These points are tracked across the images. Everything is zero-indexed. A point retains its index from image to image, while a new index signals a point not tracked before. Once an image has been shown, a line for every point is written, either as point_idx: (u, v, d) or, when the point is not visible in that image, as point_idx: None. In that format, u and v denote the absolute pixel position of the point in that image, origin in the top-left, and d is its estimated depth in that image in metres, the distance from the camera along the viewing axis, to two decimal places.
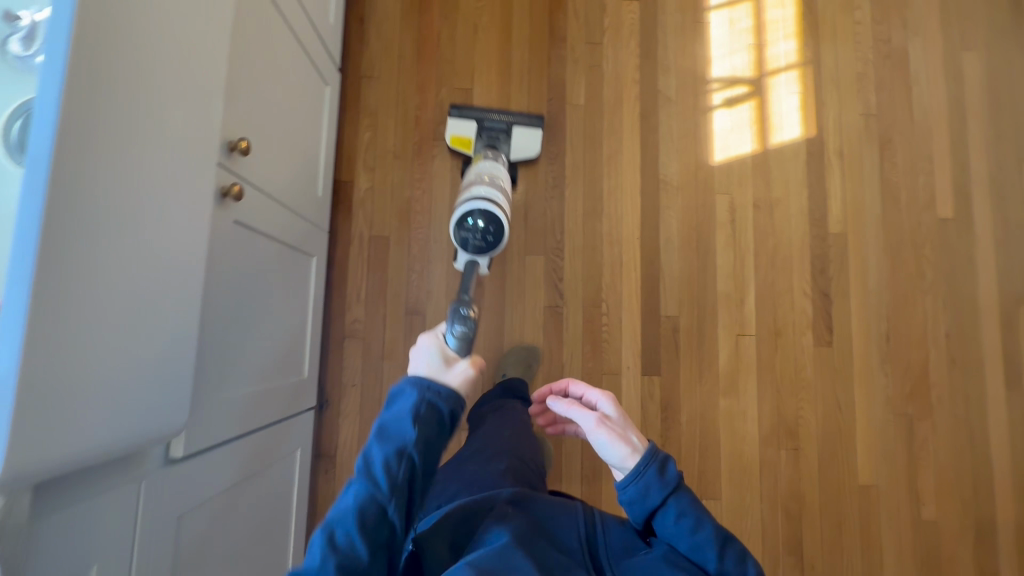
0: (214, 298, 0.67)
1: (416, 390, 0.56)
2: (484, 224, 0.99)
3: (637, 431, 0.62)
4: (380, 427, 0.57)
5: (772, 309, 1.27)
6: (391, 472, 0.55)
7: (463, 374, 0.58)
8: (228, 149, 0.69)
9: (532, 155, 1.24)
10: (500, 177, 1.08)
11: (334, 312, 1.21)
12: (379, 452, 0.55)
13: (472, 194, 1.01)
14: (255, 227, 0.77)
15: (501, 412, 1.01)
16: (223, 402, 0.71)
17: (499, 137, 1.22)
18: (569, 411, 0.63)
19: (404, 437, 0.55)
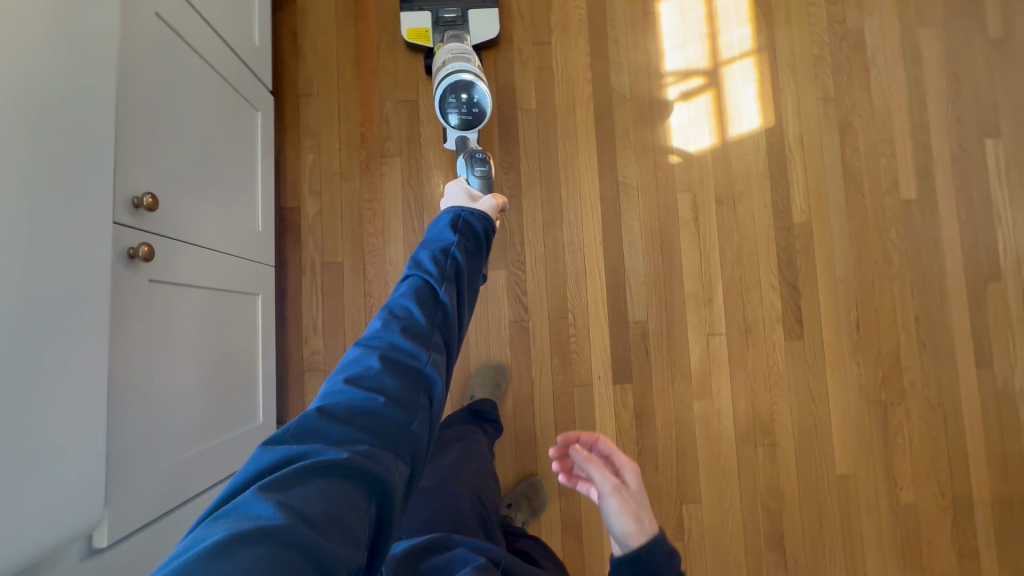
0: (131, 370, 0.63)
1: (452, 212, 0.68)
2: (467, 97, 1.01)
3: (650, 514, 0.61)
4: (425, 241, 0.65)
5: (741, 306, 1.24)
6: (439, 262, 0.61)
7: (489, 203, 0.74)
8: (133, 207, 0.64)
9: (492, 35, 1.21)
10: (469, 52, 1.06)
11: (291, 345, 1.17)
12: (427, 252, 0.62)
13: (446, 67, 1.02)
14: (176, 281, 0.73)
15: (465, 443, 0.99)
16: (157, 474, 0.67)
17: (456, 22, 1.19)
18: (588, 469, 0.60)
19: (445, 240, 0.64)
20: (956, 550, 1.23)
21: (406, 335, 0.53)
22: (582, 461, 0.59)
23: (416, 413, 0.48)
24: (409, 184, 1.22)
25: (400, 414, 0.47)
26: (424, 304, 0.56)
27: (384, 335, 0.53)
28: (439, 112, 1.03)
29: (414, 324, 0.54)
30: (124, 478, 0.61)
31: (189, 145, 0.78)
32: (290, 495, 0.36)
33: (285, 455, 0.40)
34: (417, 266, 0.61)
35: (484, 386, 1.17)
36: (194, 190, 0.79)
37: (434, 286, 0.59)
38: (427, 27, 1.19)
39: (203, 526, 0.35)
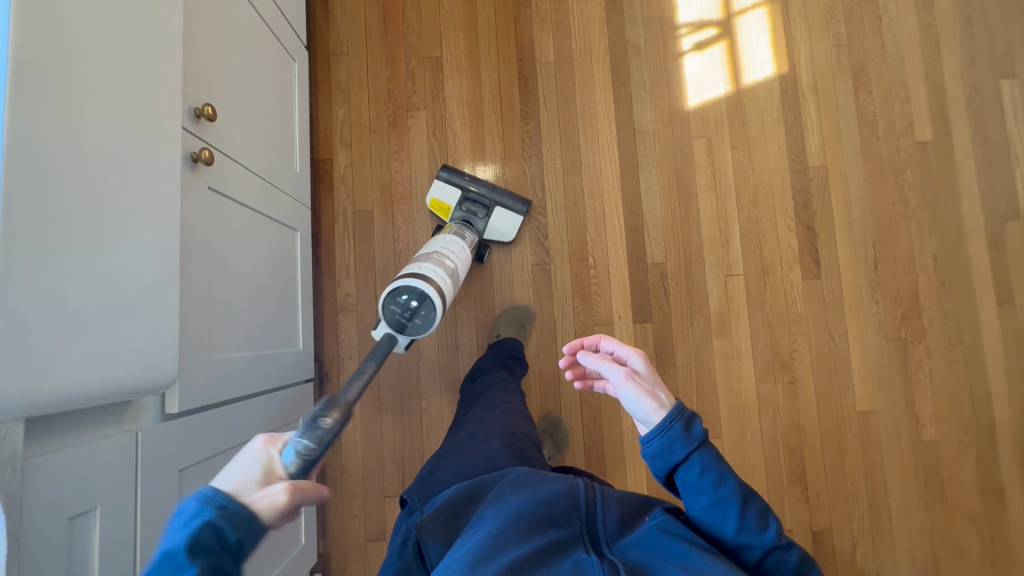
0: (195, 262, 0.69)
1: (202, 511, 0.39)
2: (412, 301, 0.84)
3: (665, 389, 0.64)
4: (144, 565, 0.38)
5: (758, 247, 1.27)
6: None
7: (273, 498, 0.40)
8: (195, 117, 0.71)
9: (506, 238, 1.22)
10: (445, 258, 0.98)
11: (325, 288, 1.23)
12: None
13: (412, 270, 0.90)
14: (230, 195, 0.79)
15: (490, 394, 0.99)
16: (215, 365, 0.73)
17: (477, 211, 1.19)
18: (599, 368, 0.63)
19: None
20: (980, 485, 1.23)
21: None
22: (590, 357, 0.61)
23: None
24: (434, 135, 1.28)
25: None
26: None
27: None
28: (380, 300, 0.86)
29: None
30: (189, 357, 0.67)
31: (238, 77, 0.85)
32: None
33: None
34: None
35: (509, 326, 1.22)
36: (242, 118, 0.85)
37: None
38: (452, 204, 1.19)
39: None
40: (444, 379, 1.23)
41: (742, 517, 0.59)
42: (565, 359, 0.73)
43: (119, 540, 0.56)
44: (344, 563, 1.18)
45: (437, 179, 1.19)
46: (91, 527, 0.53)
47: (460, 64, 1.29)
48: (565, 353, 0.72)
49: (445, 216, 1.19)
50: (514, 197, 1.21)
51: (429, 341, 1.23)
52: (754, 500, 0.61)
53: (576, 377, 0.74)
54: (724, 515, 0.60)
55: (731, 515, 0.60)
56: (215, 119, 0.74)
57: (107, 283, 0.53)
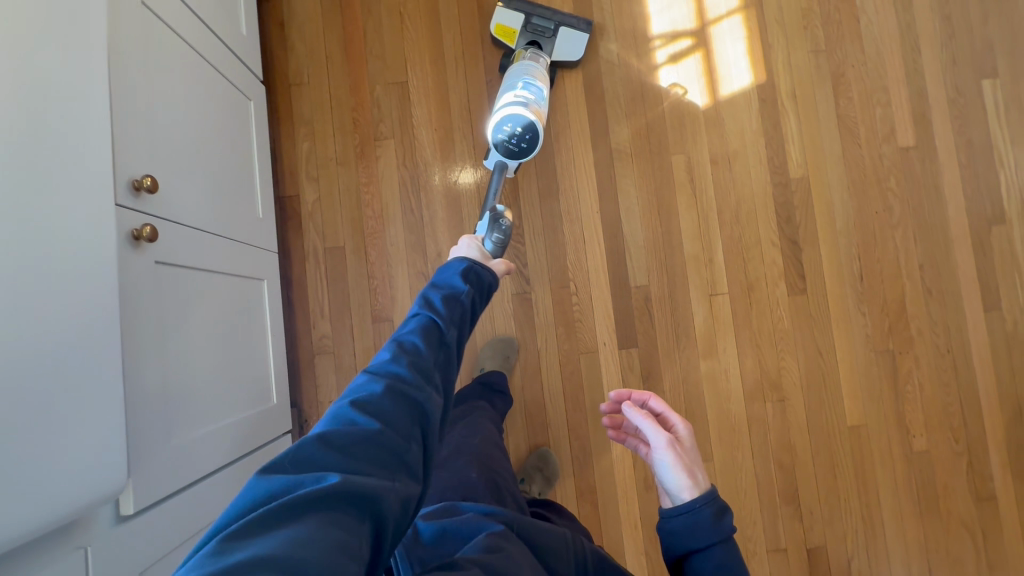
0: (141, 344, 0.65)
1: (465, 261, 0.67)
2: (518, 130, 0.94)
3: (700, 471, 0.71)
4: (432, 284, 0.65)
5: (742, 264, 1.25)
6: (448, 303, 0.61)
7: (500, 267, 0.74)
8: (134, 189, 0.66)
9: (573, 59, 1.22)
10: (533, 78, 1.02)
11: (300, 331, 1.19)
12: (435, 293, 0.62)
13: (507, 96, 0.96)
14: (180, 263, 0.74)
15: (469, 418, 0.99)
16: (175, 449, 0.69)
17: (545, 33, 1.18)
18: (645, 426, 0.73)
19: (454, 286, 0.64)
20: (973, 494, 1.23)
21: (411, 370, 0.52)
22: (641, 417, 0.70)
23: (412, 443, 0.47)
24: (404, 165, 1.23)
25: (395, 444, 0.46)
26: (431, 342, 0.56)
27: (392, 365, 0.52)
28: (490, 134, 0.98)
29: (418, 355, 0.54)
30: (144, 449, 0.63)
31: (184, 133, 0.80)
32: (256, 548, 0.34)
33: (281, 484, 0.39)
34: (427, 302, 0.61)
35: (493, 359, 1.19)
36: (191, 175, 0.80)
37: (438, 321, 0.59)
38: (517, 28, 1.18)
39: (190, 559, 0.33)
40: None
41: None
42: (611, 406, 0.84)
43: None
44: None
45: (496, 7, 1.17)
46: None
47: (427, 88, 1.24)
48: (612, 400, 0.84)
49: (511, 42, 1.19)
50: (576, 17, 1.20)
51: None
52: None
53: (614, 427, 0.86)
54: None
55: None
56: (158, 188, 0.70)
57: (37, 402, 0.49)
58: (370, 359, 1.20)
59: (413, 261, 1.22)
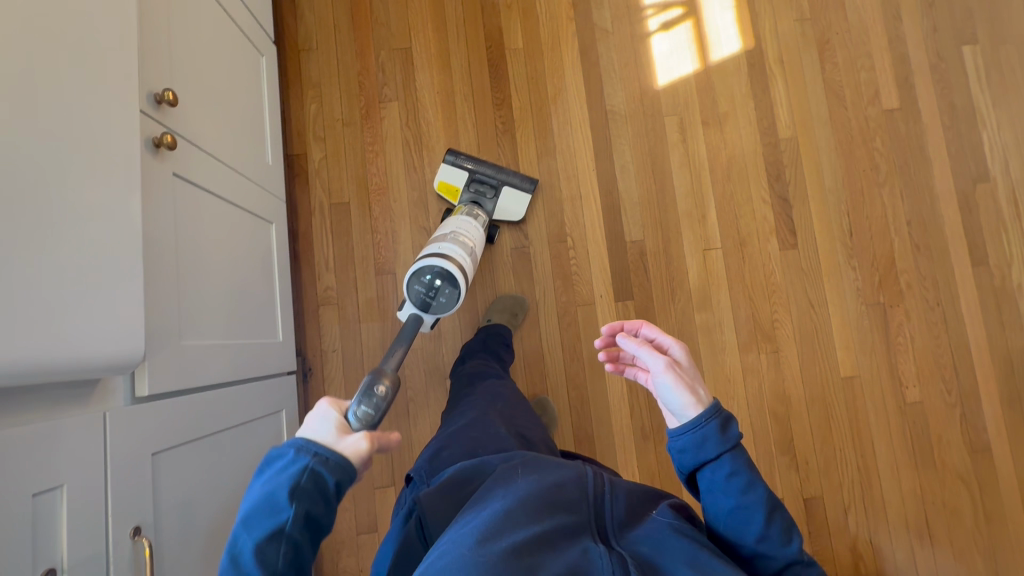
0: (159, 241, 0.69)
1: (296, 460, 0.49)
2: (437, 282, 0.93)
3: (703, 385, 0.62)
4: (249, 510, 0.49)
5: (734, 221, 1.29)
6: (265, 557, 0.48)
7: (355, 446, 0.51)
8: (156, 102, 0.71)
9: (515, 218, 1.24)
10: (465, 238, 1.03)
11: (305, 282, 1.23)
12: (249, 539, 0.48)
13: (435, 249, 0.98)
14: (196, 181, 0.79)
15: (492, 382, 0.98)
16: (187, 348, 0.73)
17: (486, 192, 1.22)
18: (641, 351, 0.62)
19: (278, 517, 0.48)
20: (967, 445, 1.24)
21: None
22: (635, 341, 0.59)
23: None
24: (407, 125, 1.28)
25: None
26: None
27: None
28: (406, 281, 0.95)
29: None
30: (159, 338, 0.67)
31: (202, 66, 0.85)
32: None
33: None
34: (240, 554, 0.48)
35: (502, 314, 1.22)
36: (208, 106, 0.85)
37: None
38: (460, 186, 1.22)
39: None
40: (428, 367, 1.23)
41: (766, 525, 0.59)
42: (603, 339, 0.74)
43: (92, 519, 0.56)
44: (334, 556, 1.17)
45: (444, 164, 1.22)
46: (58, 507, 0.52)
47: (430, 54, 1.30)
48: (604, 334, 0.73)
49: (454, 199, 1.22)
50: (521, 177, 1.25)
51: None
52: (779, 513, 0.60)
53: (609, 359, 0.75)
54: (748, 521, 0.59)
55: (755, 524, 0.59)
56: (177, 105, 0.74)
57: (68, 263, 0.53)
58: (373, 310, 1.23)
59: (416, 216, 1.26)
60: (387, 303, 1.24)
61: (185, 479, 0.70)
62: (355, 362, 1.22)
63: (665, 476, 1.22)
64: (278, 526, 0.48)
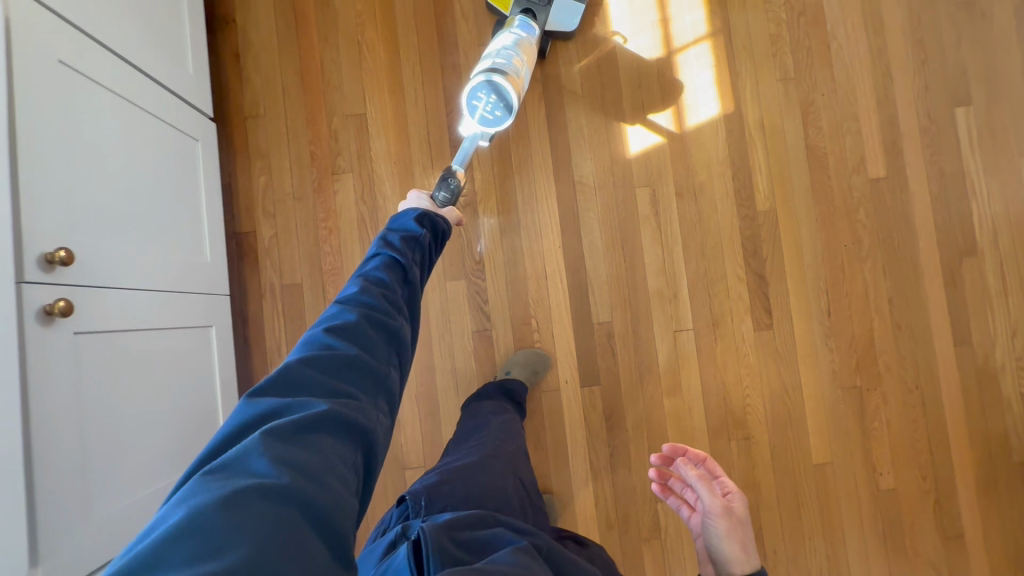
0: (57, 425, 0.64)
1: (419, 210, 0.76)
2: (492, 96, 0.86)
3: (750, 542, 0.73)
4: (388, 230, 0.72)
5: (707, 300, 1.23)
6: (404, 248, 0.69)
7: (451, 215, 0.82)
8: (47, 263, 0.64)
9: (566, 31, 1.18)
10: (514, 53, 0.92)
11: (257, 370, 1.18)
12: (393, 237, 0.70)
13: (491, 63, 0.89)
14: (105, 330, 0.73)
15: (509, 422, 0.99)
16: (96, 522, 0.69)
17: (539, 2, 1.04)
18: (707, 493, 0.73)
19: (411, 231, 0.72)
20: (939, 532, 1.21)
21: (378, 303, 0.60)
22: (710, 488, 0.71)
23: (387, 368, 0.56)
24: (362, 199, 1.21)
25: (373, 365, 0.54)
26: (392, 280, 0.64)
27: (360, 298, 0.59)
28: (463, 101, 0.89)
29: (383, 291, 0.62)
30: (57, 530, 0.63)
31: (114, 189, 0.78)
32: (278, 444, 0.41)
33: (268, 407, 0.45)
34: (386, 245, 0.69)
35: (522, 369, 1.17)
36: (124, 235, 0.79)
37: (400, 260, 0.67)
38: None
39: (189, 482, 0.39)
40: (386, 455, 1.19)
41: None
42: (663, 455, 0.81)
43: None
44: None
45: None
46: None
47: (386, 120, 1.22)
48: (665, 452, 0.80)
49: (506, 10, 1.13)
50: None
51: None
52: None
53: (658, 481, 0.82)
54: None
55: None
56: (74, 256, 0.68)
57: None
58: None
59: None
60: None
61: None
62: None
63: (631, 567, 1.19)
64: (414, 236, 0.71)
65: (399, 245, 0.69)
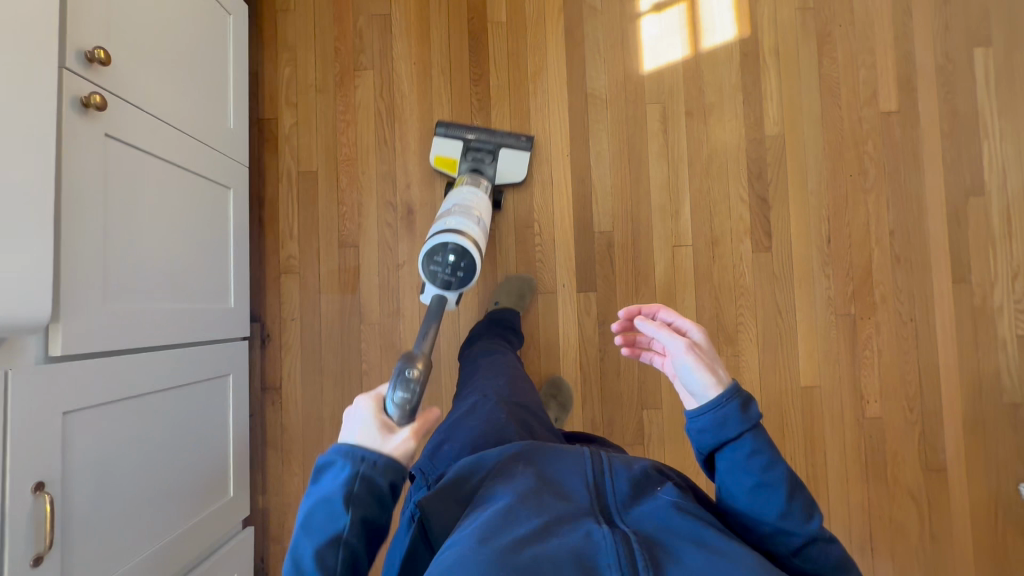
0: (84, 208, 0.70)
1: (348, 464, 0.50)
2: (452, 258, 0.90)
3: (722, 366, 0.62)
4: (307, 513, 0.51)
5: (708, 218, 1.25)
6: (324, 564, 0.49)
7: (401, 446, 0.52)
8: (87, 61, 0.70)
9: (517, 179, 1.22)
10: (471, 209, 1.01)
11: (269, 249, 1.23)
12: (309, 545, 0.50)
13: (443, 225, 0.95)
14: (135, 144, 0.79)
15: (495, 361, 0.98)
16: (114, 311, 0.75)
17: (484, 159, 1.20)
18: (659, 334, 0.61)
19: (336, 525, 0.50)
20: (922, 463, 1.22)
21: None
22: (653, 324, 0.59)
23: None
24: (381, 96, 1.25)
25: None
26: None
27: None
28: (421, 263, 0.93)
29: None
30: (77, 301, 0.69)
31: (152, 25, 0.83)
32: None
33: None
34: (301, 562, 0.50)
35: (509, 297, 1.22)
36: (159, 69, 0.84)
37: None
38: (457, 156, 1.19)
39: None
40: (386, 343, 1.23)
41: (788, 503, 0.58)
42: (620, 323, 0.73)
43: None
44: (284, 517, 1.21)
45: (436, 137, 1.19)
46: None
47: (409, 23, 1.26)
48: (621, 318, 0.73)
49: (454, 172, 1.20)
50: (516, 135, 1.21)
51: (372, 308, 1.23)
52: (801, 491, 0.59)
53: (626, 343, 0.75)
54: (768, 503, 0.58)
55: (775, 500, 0.58)
56: (111, 62, 0.73)
57: None
58: (333, 281, 1.23)
59: (383, 190, 1.25)
60: (347, 275, 1.23)
61: (105, 438, 0.73)
62: (313, 331, 1.23)
63: None
64: (336, 534, 0.50)
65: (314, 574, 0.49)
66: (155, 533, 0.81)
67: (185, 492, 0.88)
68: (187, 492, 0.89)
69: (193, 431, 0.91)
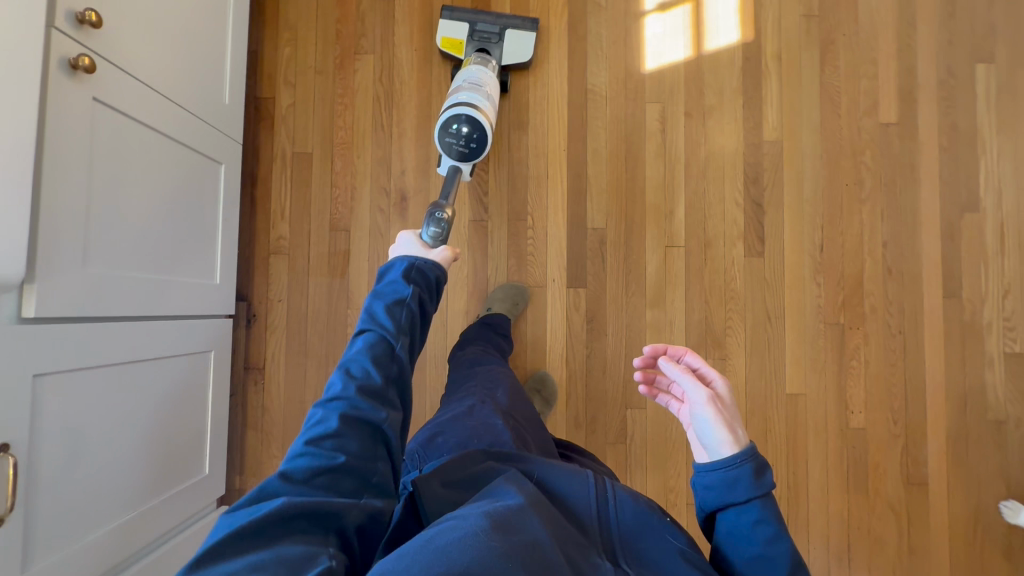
0: (66, 171, 0.69)
1: (405, 262, 0.66)
2: (466, 128, 0.96)
3: (741, 425, 0.60)
4: (375, 292, 0.64)
5: (702, 220, 1.24)
6: (394, 314, 0.62)
7: (442, 254, 0.71)
8: (78, 23, 0.70)
9: (524, 60, 1.20)
10: (483, 84, 1.02)
11: (259, 229, 1.23)
12: (380, 304, 0.62)
13: (454, 100, 0.98)
14: (124, 111, 0.78)
15: (494, 368, 0.97)
16: (91, 278, 0.74)
17: (490, 39, 1.18)
18: (682, 379, 0.59)
19: (399, 291, 0.63)
20: (903, 477, 1.22)
21: (363, 394, 0.56)
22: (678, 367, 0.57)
23: (376, 461, 0.55)
24: (380, 81, 1.25)
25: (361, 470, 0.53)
26: (381, 361, 0.58)
27: (343, 394, 0.55)
28: (438, 132, 0.99)
29: (370, 379, 0.57)
30: (53, 264, 0.68)
31: None
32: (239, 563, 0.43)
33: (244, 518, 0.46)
34: (373, 315, 0.62)
35: (503, 303, 1.20)
36: (156, 38, 0.84)
37: (388, 337, 0.60)
38: (463, 39, 1.18)
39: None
40: None
41: None
42: (644, 359, 0.67)
43: None
44: None
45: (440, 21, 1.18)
46: None
47: (413, 9, 1.25)
48: (645, 353, 0.67)
49: (460, 53, 1.19)
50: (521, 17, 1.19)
51: (360, 294, 1.22)
52: (803, 574, 0.56)
53: (643, 381, 0.69)
54: (766, 572, 0.56)
55: (774, 574, 0.56)
56: (103, 26, 0.73)
57: None
58: (323, 265, 1.23)
59: (378, 176, 1.24)
60: (337, 259, 1.23)
61: (75, 406, 0.72)
62: (299, 313, 1.22)
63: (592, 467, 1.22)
64: (401, 297, 0.63)
65: (386, 317, 0.61)
66: (121, 505, 0.80)
67: (158, 466, 0.88)
68: (158, 469, 0.88)
69: (169, 406, 0.90)
